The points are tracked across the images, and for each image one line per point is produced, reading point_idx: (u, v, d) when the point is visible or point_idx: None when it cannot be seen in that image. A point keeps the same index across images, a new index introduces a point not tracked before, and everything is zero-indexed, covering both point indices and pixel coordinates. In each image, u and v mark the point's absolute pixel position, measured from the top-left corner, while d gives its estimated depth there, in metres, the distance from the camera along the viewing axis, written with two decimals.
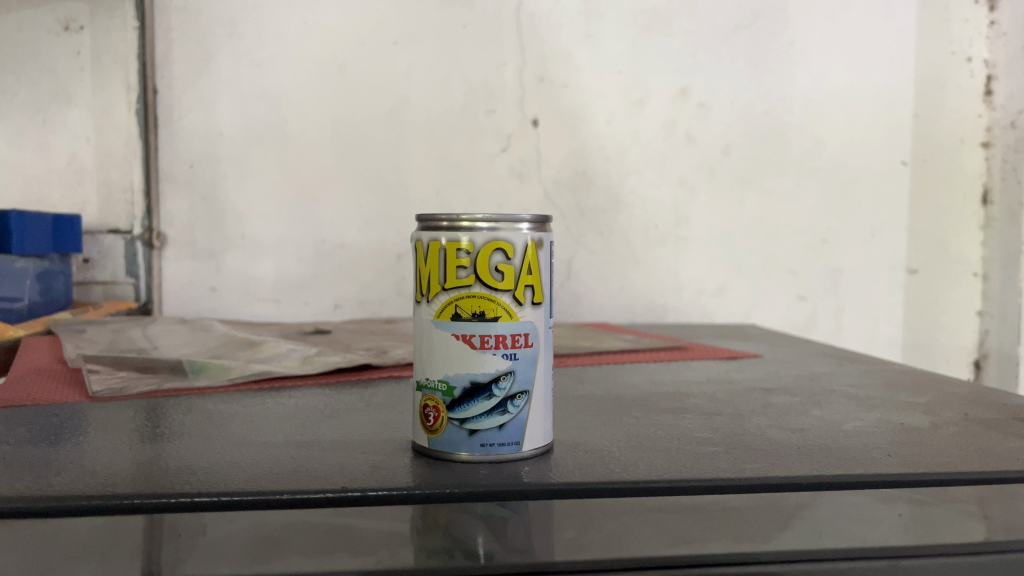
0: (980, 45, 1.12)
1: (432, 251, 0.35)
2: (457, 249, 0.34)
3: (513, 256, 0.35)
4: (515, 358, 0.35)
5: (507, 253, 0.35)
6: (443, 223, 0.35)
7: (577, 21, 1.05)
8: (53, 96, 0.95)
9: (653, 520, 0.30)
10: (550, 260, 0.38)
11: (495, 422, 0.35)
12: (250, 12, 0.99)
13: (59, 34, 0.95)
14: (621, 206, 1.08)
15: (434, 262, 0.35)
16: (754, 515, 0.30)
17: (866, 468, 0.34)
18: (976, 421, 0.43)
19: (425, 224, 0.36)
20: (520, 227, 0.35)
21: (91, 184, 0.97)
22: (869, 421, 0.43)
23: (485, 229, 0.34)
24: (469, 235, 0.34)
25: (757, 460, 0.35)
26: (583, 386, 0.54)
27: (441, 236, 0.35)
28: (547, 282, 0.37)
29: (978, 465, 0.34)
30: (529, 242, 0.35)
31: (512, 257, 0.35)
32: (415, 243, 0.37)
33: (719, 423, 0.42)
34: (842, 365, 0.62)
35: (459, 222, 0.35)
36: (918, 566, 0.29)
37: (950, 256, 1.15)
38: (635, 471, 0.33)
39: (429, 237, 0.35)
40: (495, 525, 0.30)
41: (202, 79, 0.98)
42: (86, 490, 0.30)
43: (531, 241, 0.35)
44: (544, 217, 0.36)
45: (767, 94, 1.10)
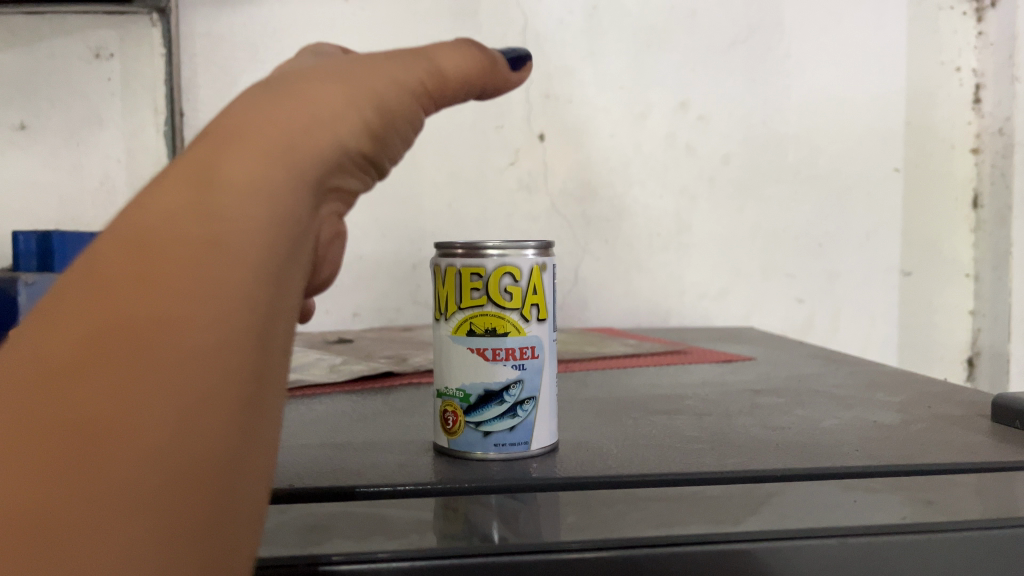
0: (969, 55, 1.16)
1: (449, 274, 0.40)
2: (471, 273, 0.39)
3: (520, 279, 0.39)
4: (523, 368, 0.40)
5: (517, 275, 0.39)
6: (458, 250, 0.40)
7: (582, 39, 1.09)
8: (86, 120, 1.02)
9: (643, 507, 0.34)
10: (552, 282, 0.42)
11: (507, 424, 0.39)
12: (269, 37, 1.04)
13: (90, 60, 1.01)
14: (625, 214, 1.13)
15: (450, 284, 0.40)
16: (729, 502, 0.34)
17: (834, 462, 0.38)
18: (942, 418, 0.47)
19: (443, 251, 0.40)
20: (526, 253, 0.39)
21: (123, 202, 1.03)
22: (845, 419, 0.47)
23: (495, 256, 0.39)
24: (480, 261, 0.39)
25: (738, 455, 0.39)
26: (588, 390, 0.58)
27: (456, 262, 0.39)
28: (551, 301, 0.41)
29: (934, 459, 0.39)
30: (534, 266, 0.40)
31: (519, 280, 0.39)
32: (433, 267, 0.41)
33: (708, 422, 0.46)
34: (830, 367, 0.66)
35: (472, 250, 0.39)
36: (892, 543, 0.32)
37: (942, 257, 1.19)
38: (629, 466, 0.38)
39: (446, 262, 0.40)
40: (508, 514, 0.34)
41: (225, 102, 1.04)
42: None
43: (535, 265, 0.40)
44: (547, 243, 0.41)
45: (764, 106, 1.14)
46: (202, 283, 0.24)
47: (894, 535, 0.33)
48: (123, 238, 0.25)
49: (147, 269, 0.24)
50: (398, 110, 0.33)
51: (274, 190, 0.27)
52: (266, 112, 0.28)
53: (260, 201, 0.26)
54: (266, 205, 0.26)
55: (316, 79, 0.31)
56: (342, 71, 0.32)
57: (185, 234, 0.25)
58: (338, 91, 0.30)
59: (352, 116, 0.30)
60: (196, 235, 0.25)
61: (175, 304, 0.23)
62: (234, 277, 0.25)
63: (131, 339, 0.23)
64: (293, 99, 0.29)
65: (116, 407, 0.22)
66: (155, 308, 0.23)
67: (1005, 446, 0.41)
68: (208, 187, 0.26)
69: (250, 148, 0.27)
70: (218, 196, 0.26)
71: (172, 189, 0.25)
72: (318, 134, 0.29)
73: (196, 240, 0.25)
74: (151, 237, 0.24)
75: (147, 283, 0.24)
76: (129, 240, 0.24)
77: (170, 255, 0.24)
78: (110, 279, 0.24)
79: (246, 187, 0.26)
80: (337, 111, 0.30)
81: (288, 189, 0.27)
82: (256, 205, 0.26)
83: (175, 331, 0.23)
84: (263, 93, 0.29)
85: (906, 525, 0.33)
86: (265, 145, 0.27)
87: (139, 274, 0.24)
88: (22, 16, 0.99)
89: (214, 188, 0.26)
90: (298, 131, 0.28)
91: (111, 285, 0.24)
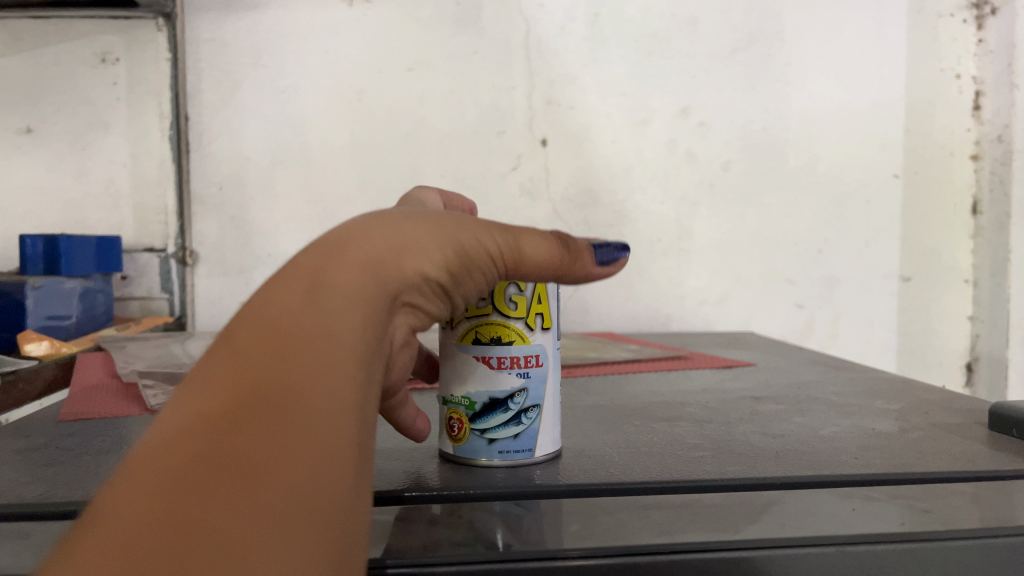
0: (969, 63, 1.16)
1: None
2: None
3: (525, 288, 0.40)
4: (527, 376, 0.40)
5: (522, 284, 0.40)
6: None
7: (583, 46, 1.10)
8: (92, 125, 1.03)
9: (644, 515, 0.34)
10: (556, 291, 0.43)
11: (511, 432, 0.40)
12: (273, 42, 1.05)
13: (96, 65, 1.02)
14: (627, 220, 1.13)
15: None
16: (729, 511, 0.35)
17: (832, 470, 0.39)
18: (939, 427, 0.48)
19: None
20: None
21: (127, 207, 1.04)
22: (844, 427, 0.48)
23: None
24: None
25: (739, 463, 0.40)
26: (589, 396, 0.59)
27: None
28: (555, 310, 0.42)
29: (931, 467, 0.39)
30: None
31: (524, 290, 0.40)
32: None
33: (709, 430, 0.47)
34: (829, 374, 0.66)
35: None
36: (891, 551, 0.33)
37: (941, 264, 1.20)
38: (632, 474, 0.38)
39: None
40: (513, 521, 0.34)
41: (229, 108, 1.05)
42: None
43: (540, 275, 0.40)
44: None
45: (764, 112, 1.15)
46: (320, 364, 0.26)
47: (893, 543, 0.33)
48: (253, 320, 0.27)
49: (276, 349, 0.26)
50: (479, 261, 0.34)
51: (369, 295, 0.29)
52: (374, 230, 0.31)
53: (361, 301, 0.29)
54: (364, 307, 0.29)
55: (411, 212, 0.33)
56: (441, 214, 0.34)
57: (305, 322, 0.27)
58: (433, 229, 0.32)
59: (443, 248, 0.32)
60: (313, 324, 0.27)
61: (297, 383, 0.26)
62: (342, 365, 0.27)
63: (265, 404, 0.25)
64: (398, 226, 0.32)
65: (259, 457, 0.24)
66: (285, 381, 0.25)
67: (1002, 455, 0.42)
68: (323, 284, 0.28)
69: (354, 257, 0.29)
70: (334, 293, 0.28)
71: (295, 285, 0.28)
72: (410, 260, 0.31)
73: (315, 328, 0.27)
74: (279, 323, 0.27)
75: (275, 362, 0.26)
76: (258, 322, 0.27)
77: (295, 340, 0.26)
78: (243, 355, 0.26)
79: (352, 288, 0.28)
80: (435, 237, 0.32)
81: (377, 298, 0.29)
82: (358, 305, 0.28)
83: (300, 401, 0.25)
84: (363, 219, 0.32)
85: (904, 533, 0.33)
86: (367, 257, 0.30)
87: (268, 352, 0.26)
88: (29, 21, 1.01)
89: (327, 287, 0.28)
90: (393, 251, 0.30)
91: (247, 361, 0.26)
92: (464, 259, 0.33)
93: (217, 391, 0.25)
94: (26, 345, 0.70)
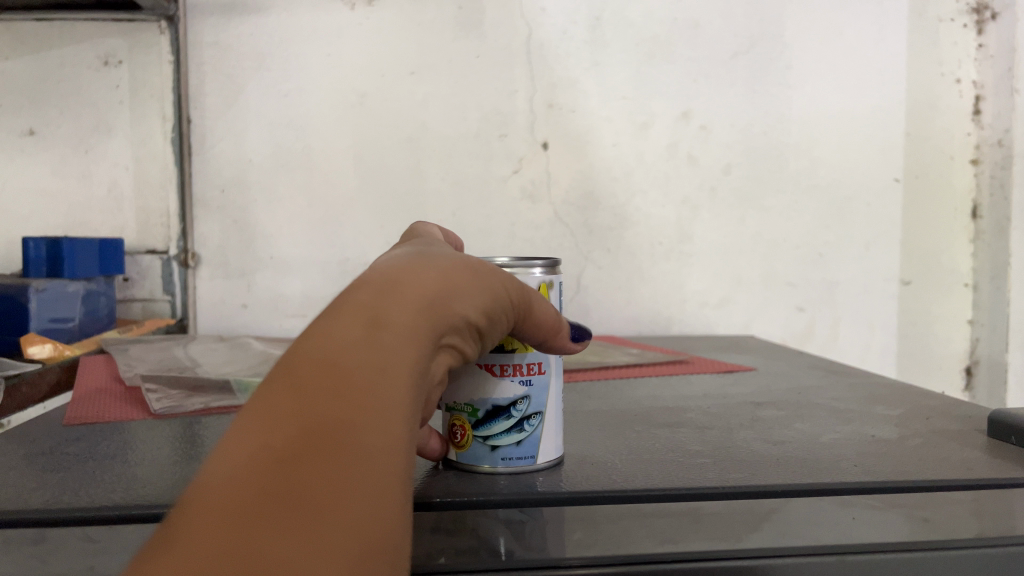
0: (969, 67, 1.17)
1: None
2: None
3: None
4: (530, 384, 0.40)
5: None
6: None
7: (585, 49, 1.10)
8: (95, 127, 1.03)
9: (646, 523, 0.35)
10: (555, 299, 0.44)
11: (514, 439, 0.40)
12: (276, 45, 1.05)
13: (99, 68, 1.03)
14: (627, 223, 1.14)
15: None
16: (731, 518, 0.35)
17: (833, 477, 0.39)
18: (939, 433, 0.48)
19: None
20: (533, 272, 0.40)
21: (129, 209, 1.05)
22: (844, 433, 0.48)
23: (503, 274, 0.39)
24: None
25: (740, 470, 0.40)
26: (592, 401, 0.59)
27: None
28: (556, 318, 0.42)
29: (932, 475, 0.40)
30: (540, 284, 0.41)
31: None
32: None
33: (710, 436, 0.47)
34: (829, 379, 0.67)
35: None
36: (889, 561, 0.33)
37: (941, 267, 1.20)
38: (634, 481, 0.39)
39: None
40: (516, 529, 0.34)
41: (232, 111, 1.05)
42: (144, 501, 0.37)
43: (542, 282, 0.41)
44: (553, 260, 0.42)
45: (765, 116, 1.15)
46: (378, 404, 0.26)
47: (892, 552, 0.33)
48: (311, 354, 0.26)
49: (338, 385, 0.26)
50: (503, 309, 0.35)
51: (419, 338, 0.29)
52: (420, 272, 0.31)
53: (413, 345, 0.29)
54: (416, 346, 0.29)
55: (452, 258, 0.34)
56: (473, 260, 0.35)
57: (363, 361, 0.27)
58: (472, 277, 0.33)
59: (480, 297, 0.33)
60: (371, 363, 0.27)
61: (356, 421, 0.25)
62: (397, 406, 0.27)
63: (327, 442, 0.24)
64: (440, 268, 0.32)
65: (323, 495, 0.23)
66: (345, 419, 0.25)
67: (1001, 462, 0.42)
68: (379, 325, 0.28)
69: (407, 300, 0.30)
70: (387, 332, 0.28)
71: (351, 321, 0.28)
72: (453, 305, 0.32)
73: (373, 367, 0.27)
74: (338, 358, 0.26)
75: (336, 397, 0.26)
76: (318, 356, 0.26)
77: (355, 377, 0.26)
78: (304, 389, 0.25)
79: (404, 331, 0.29)
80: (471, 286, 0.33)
81: (425, 337, 0.30)
82: (410, 348, 0.29)
83: (359, 440, 0.25)
84: (410, 263, 0.32)
85: (903, 542, 0.34)
86: (419, 298, 0.30)
87: (330, 385, 0.26)
88: (32, 24, 1.01)
89: (382, 328, 0.28)
90: (441, 296, 0.31)
91: (309, 393, 0.25)
92: (493, 307, 0.34)
93: (278, 426, 0.24)
94: (29, 348, 0.71)
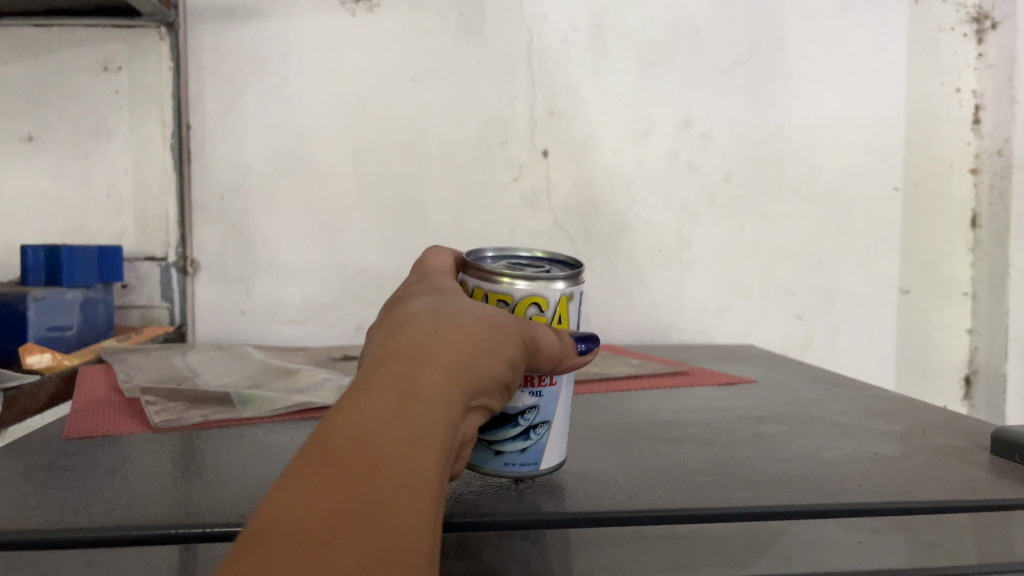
0: (969, 76, 1.17)
1: (479, 294, 0.43)
2: (500, 299, 0.42)
3: (545, 309, 0.43)
4: (540, 395, 0.40)
5: (544, 306, 0.43)
6: (490, 275, 0.43)
7: (585, 57, 1.10)
8: (94, 132, 1.03)
9: (651, 547, 0.35)
10: (578, 304, 0.46)
11: (519, 446, 0.41)
12: (276, 50, 1.05)
13: (98, 73, 1.02)
14: (627, 230, 1.14)
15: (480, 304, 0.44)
16: (736, 541, 0.35)
17: (837, 497, 0.39)
18: (941, 450, 0.48)
19: (477, 271, 0.44)
20: (554, 285, 0.43)
21: (128, 214, 1.05)
22: (846, 450, 0.48)
23: (524, 287, 0.42)
24: (511, 291, 0.42)
25: (743, 490, 0.40)
26: (593, 415, 0.59)
27: (488, 286, 0.43)
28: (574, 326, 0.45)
29: (934, 495, 0.40)
30: (561, 297, 0.43)
31: (545, 310, 0.43)
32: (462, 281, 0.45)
33: (712, 453, 0.47)
34: (830, 392, 0.67)
35: (503, 278, 0.42)
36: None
37: (941, 276, 1.20)
38: (637, 501, 0.38)
39: (478, 283, 0.43)
40: (521, 554, 0.34)
41: (231, 116, 1.05)
42: (143, 521, 0.37)
43: (562, 296, 0.43)
44: (576, 273, 0.44)
45: (766, 123, 1.15)
46: (408, 477, 0.28)
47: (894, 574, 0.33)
48: (343, 428, 0.28)
49: (369, 461, 0.27)
50: (518, 361, 0.37)
51: (445, 404, 0.31)
52: (442, 339, 0.33)
53: (440, 415, 0.30)
54: (442, 413, 0.31)
55: (473, 316, 0.35)
56: (493, 310, 0.37)
57: (394, 436, 0.28)
58: (491, 335, 0.35)
59: (499, 357, 0.35)
60: (401, 437, 0.29)
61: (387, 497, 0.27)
62: (424, 478, 0.29)
63: (359, 519, 0.26)
64: (461, 330, 0.34)
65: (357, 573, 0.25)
66: (375, 496, 0.27)
67: (1005, 481, 0.42)
68: (408, 397, 0.30)
69: (434, 370, 0.31)
70: (413, 401, 0.30)
71: (379, 394, 0.30)
72: (477, 367, 0.33)
73: (402, 440, 0.29)
74: (368, 431, 0.28)
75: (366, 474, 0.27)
76: (350, 431, 0.28)
77: (384, 451, 0.28)
78: (338, 465, 0.27)
79: (432, 401, 0.30)
80: (489, 344, 0.35)
81: (452, 403, 0.31)
82: (437, 417, 0.30)
83: (390, 514, 0.27)
84: (435, 326, 0.34)
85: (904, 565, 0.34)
86: (444, 366, 0.32)
87: (360, 459, 0.27)
88: (31, 28, 1.01)
89: (411, 400, 0.30)
90: (465, 361, 0.33)
91: (340, 469, 0.27)
92: (511, 361, 0.36)
93: (314, 502, 0.26)
94: (28, 357, 0.70)
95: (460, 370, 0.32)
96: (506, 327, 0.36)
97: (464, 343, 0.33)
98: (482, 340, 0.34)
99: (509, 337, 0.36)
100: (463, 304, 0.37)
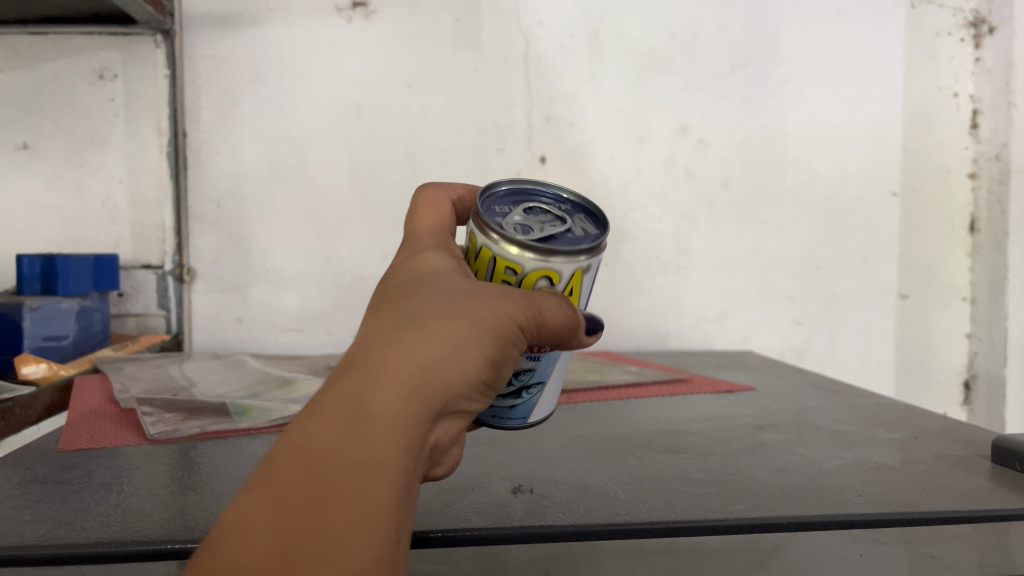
0: (965, 81, 1.17)
1: (484, 254, 0.42)
2: (508, 267, 0.41)
3: (557, 282, 0.41)
4: (536, 360, 0.41)
5: (557, 279, 0.41)
6: (496, 236, 0.41)
7: (582, 63, 1.10)
8: (89, 141, 1.03)
9: (650, 562, 0.35)
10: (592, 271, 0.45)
11: (509, 402, 0.42)
12: (272, 58, 1.05)
13: (93, 81, 1.02)
14: (626, 237, 1.13)
15: (484, 262, 0.42)
16: (736, 555, 0.35)
17: (838, 508, 0.39)
18: (941, 459, 0.48)
19: (484, 226, 0.42)
20: (569, 259, 0.41)
21: (124, 223, 1.04)
22: (847, 460, 0.48)
23: (536, 260, 0.40)
24: (520, 261, 0.40)
25: (744, 501, 0.40)
26: (592, 425, 0.58)
27: (494, 248, 0.41)
28: (584, 296, 0.44)
29: (936, 505, 0.40)
30: (574, 270, 0.42)
31: (556, 283, 0.41)
32: (469, 233, 0.43)
33: (712, 463, 0.47)
34: (829, 399, 0.66)
35: (512, 246, 0.40)
36: None
37: (939, 282, 1.20)
38: (636, 514, 0.38)
39: (484, 242, 0.41)
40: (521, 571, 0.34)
41: (228, 123, 1.05)
42: (135, 537, 0.36)
43: (576, 270, 0.42)
44: (595, 245, 0.42)
45: (762, 129, 1.15)
46: (361, 499, 0.28)
47: None
48: (297, 455, 0.29)
49: (318, 491, 0.28)
50: (503, 357, 0.37)
51: (409, 415, 0.31)
52: (410, 344, 0.33)
53: (400, 433, 0.30)
54: (405, 426, 0.31)
55: (448, 312, 0.35)
56: (473, 301, 0.36)
57: (345, 460, 0.29)
58: (465, 334, 0.34)
59: (475, 359, 0.34)
60: (356, 458, 0.29)
61: (339, 524, 0.27)
62: (380, 501, 0.29)
63: (307, 548, 0.27)
64: (432, 330, 0.33)
65: None
66: (325, 524, 0.27)
67: (1005, 491, 0.42)
68: (365, 418, 0.30)
69: (395, 384, 0.31)
70: (371, 418, 0.30)
71: (336, 416, 0.30)
72: (447, 374, 0.33)
73: (356, 461, 0.29)
74: (320, 458, 0.29)
75: (318, 501, 0.28)
76: (301, 461, 0.29)
77: (336, 477, 0.28)
78: (286, 497, 0.28)
79: (391, 420, 0.30)
80: (463, 343, 0.34)
81: (416, 413, 0.31)
82: (397, 434, 0.30)
83: (340, 541, 0.27)
84: (402, 331, 0.33)
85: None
86: (406, 377, 0.32)
87: (312, 487, 0.28)
88: (26, 37, 1.01)
89: (367, 419, 0.30)
90: (432, 370, 0.32)
91: (291, 498, 0.28)
92: (493, 358, 0.36)
93: (263, 533, 0.27)
94: (23, 367, 0.70)
95: (427, 376, 0.32)
96: (487, 320, 0.35)
97: (434, 345, 0.33)
98: (455, 340, 0.34)
99: (489, 330, 0.35)
100: (441, 294, 0.36)
